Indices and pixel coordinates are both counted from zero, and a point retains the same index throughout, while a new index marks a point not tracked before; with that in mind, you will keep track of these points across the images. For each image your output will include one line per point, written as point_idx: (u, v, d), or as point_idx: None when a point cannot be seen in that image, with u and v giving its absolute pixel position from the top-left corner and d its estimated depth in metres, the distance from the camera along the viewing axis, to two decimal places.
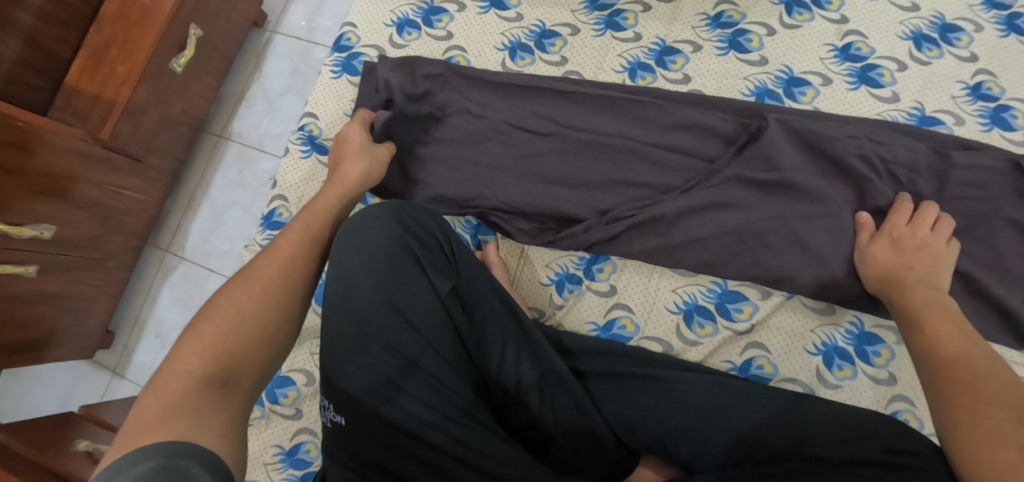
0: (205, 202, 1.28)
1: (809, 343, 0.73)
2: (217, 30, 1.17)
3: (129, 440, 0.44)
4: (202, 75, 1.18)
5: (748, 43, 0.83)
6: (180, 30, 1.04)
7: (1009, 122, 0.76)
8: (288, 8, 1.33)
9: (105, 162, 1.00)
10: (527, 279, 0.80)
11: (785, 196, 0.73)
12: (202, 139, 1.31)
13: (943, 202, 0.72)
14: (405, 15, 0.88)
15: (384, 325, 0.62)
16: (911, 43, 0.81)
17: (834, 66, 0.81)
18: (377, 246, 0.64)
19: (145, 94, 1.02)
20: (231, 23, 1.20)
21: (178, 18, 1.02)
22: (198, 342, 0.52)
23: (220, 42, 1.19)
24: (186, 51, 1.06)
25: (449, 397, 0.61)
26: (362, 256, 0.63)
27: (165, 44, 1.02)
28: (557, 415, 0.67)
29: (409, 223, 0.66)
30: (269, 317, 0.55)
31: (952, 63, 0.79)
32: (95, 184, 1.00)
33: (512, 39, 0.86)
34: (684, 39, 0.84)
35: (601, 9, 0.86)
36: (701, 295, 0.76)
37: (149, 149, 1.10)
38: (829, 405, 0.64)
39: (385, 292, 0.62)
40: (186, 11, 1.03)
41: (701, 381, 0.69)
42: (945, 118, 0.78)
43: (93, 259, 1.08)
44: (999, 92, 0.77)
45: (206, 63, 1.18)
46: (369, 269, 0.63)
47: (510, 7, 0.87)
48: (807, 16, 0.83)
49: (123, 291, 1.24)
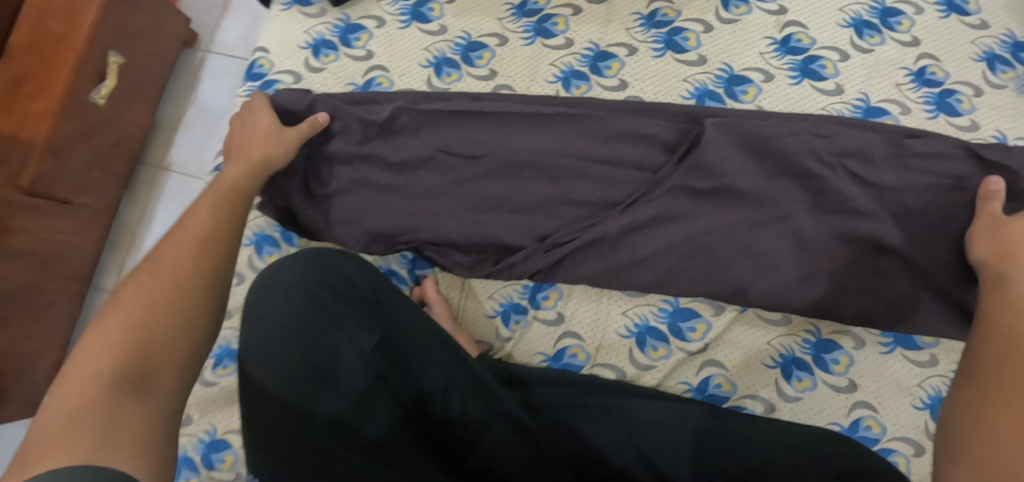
0: (148, 238, 1.19)
1: (767, 356, 0.71)
2: (142, 53, 1.07)
3: (29, 463, 0.39)
4: (132, 103, 1.09)
5: (685, 42, 0.78)
6: (98, 58, 0.96)
7: (955, 107, 0.74)
8: (220, 24, 1.25)
9: (27, 208, 0.92)
10: (472, 312, 0.76)
11: (735, 204, 0.69)
12: (139, 172, 1.21)
13: (902, 191, 0.67)
14: (320, 35, 0.81)
15: (303, 388, 0.58)
16: (852, 30, 0.77)
17: (775, 60, 0.77)
18: (292, 304, 0.61)
19: (66, 129, 0.94)
20: (158, 45, 1.11)
21: (95, 46, 0.94)
22: (105, 339, 0.45)
23: (147, 65, 1.10)
24: (106, 82, 0.98)
25: (379, 456, 0.58)
26: (275, 317, 0.61)
27: (83, 74, 0.94)
28: (511, 459, 0.63)
29: (326, 275, 0.64)
30: (183, 303, 0.48)
31: (895, 49, 0.76)
32: (18, 234, 0.91)
33: (437, 54, 0.80)
34: (618, 42, 0.79)
35: (529, 15, 0.80)
36: (652, 315, 0.72)
37: (77, 189, 1.02)
38: (784, 426, 0.62)
39: (300, 355, 0.60)
40: (104, 35, 0.95)
41: (658, 408, 0.66)
42: (890, 108, 0.75)
43: (32, 313, 0.99)
44: (943, 76, 0.75)
45: (136, 90, 1.09)
46: (284, 332, 0.60)
47: (432, 19, 0.81)
48: (744, 9, 0.79)
49: (70, 341, 1.16)
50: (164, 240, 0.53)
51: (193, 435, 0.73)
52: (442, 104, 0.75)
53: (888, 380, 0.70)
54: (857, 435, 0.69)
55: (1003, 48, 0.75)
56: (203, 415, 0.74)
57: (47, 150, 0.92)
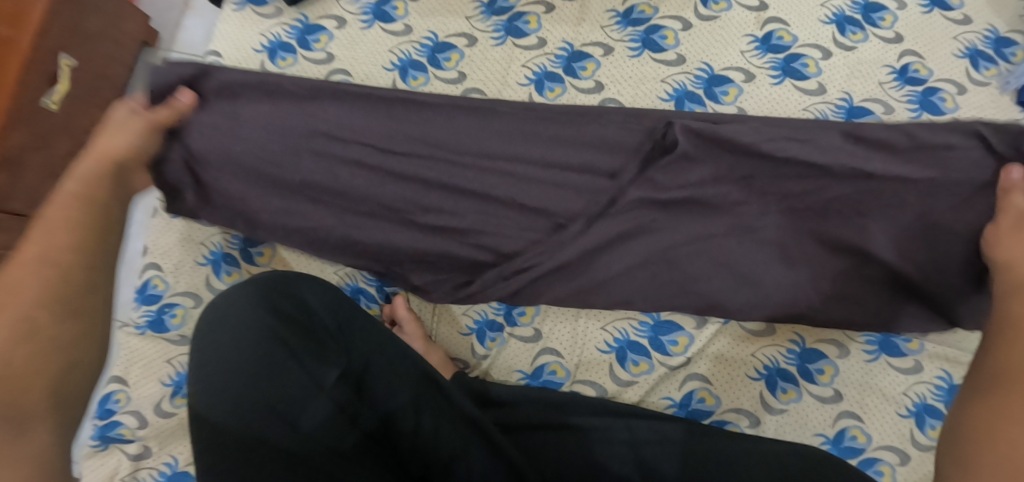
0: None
1: (750, 368, 0.69)
2: (99, 57, 0.97)
3: None
4: (90, 108, 0.98)
5: (663, 40, 0.75)
6: (47, 60, 0.87)
7: (939, 106, 0.72)
8: (182, 21, 1.10)
9: None
10: (446, 329, 0.73)
11: (721, 214, 0.66)
12: None
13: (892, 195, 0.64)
14: (277, 36, 0.76)
15: (262, 427, 0.54)
16: (834, 27, 0.75)
17: (755, 59, 0.74)
18: (244, 336, 0.57)
19: (13, 138, 0.86)
20: (116, 46, 1.00)
21: (43, 49, 0.86)
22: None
23: (107, 68, 1.00)
24: (59, 86, 0.89)
25: None
26: (229, 352, 0.57)
27: (29, 79, 0.85)
28: None
29: (280, 302, 0.61)
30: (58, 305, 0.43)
31: (877, 46, 0.74)
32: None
33: (402, 56, 0.75)
34: (593, 42, 0.75)
35: (499, 13, 0.76)
36: (633, 329, 0.70)
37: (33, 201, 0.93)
38: (767, 447, 0.59)
39: (258, 390, 0.56)
40: (53, 36, 0.87)
41: (641, 427, 0.64)
42: (874, 108, 0.72)
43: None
44: (926, 74, 0.73)
45: (93, 95, 0.98)
46: (239, 367, 0.56)
47: (396, 18, 0.76)
48: (723, 5, 0.75)
49: None
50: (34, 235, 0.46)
51: (153, 469, 0.70)
52: (399, 109, 0.69)
53: (873, 389, 0.68)
54: (842, 446, 0.67)
55: (985, 44, 0.73)
56: (162, 447, 0.71)
57: None
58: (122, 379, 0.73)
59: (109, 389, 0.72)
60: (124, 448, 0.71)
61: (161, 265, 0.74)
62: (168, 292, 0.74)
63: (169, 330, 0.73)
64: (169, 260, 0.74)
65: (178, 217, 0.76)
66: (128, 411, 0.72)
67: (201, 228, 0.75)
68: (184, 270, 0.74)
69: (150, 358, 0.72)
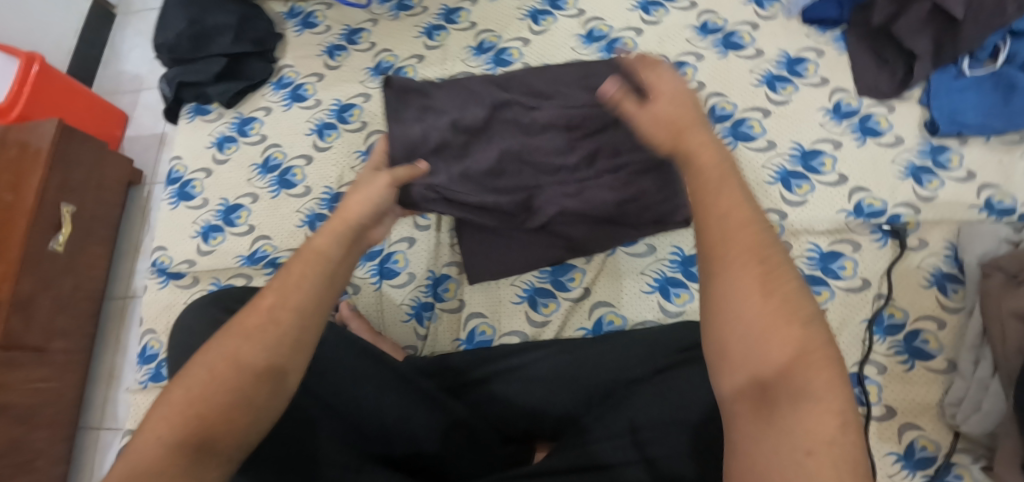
0: (126, 365, 1.19)
1: (644, 284, 0.79)
2: (89, 202, 1.18)
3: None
4: (87, 247, 1.18)
5: (510, 57, 0.90)
6: (51, 211, 1.07)
7: (738, 43, 0.88)
8: (158, 158, 1.34)
9: (8, 362, 0.98)
10: (389, 320, 0.82)
11: (485, 86, 0.80)
12: (106, 305, 1.25)
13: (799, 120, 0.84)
14: (222, 133, 0.91)
15: None
16: (640, 11, 0.92)
17: (584, 50, 0.90)
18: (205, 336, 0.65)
19: (29, 285, 1.03)
20: (101, 191, 1.21)
21: (45, 203, 1.06)
22: (195, 384, 0.47)
23: (98, 210, 1.20)
24: (62, 230, 1.09)
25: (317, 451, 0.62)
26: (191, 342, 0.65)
27: (38, 228, 1.05)
28: (438, 436, 0.69)
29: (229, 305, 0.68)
30: (212, 384, 0.47)
31: (678, 14, 0.91)
32: (2, 391, 0.97)
33: (317, 122, 0.89)
34: (458, 71, 0.90)
35: (384, 72, 0.91)
36: (535, 279, 0.81)
37: (49, 336, 1.07)
38: (640, 333, 0.73)
39: None
40: (52, 193, 1.07)
41: (551, 353, 0.73)
42: (689, 59, 0.88)
43: (16, 464, 1.01)
44: (722, 23, 0.90)
45: (89, 235, 1.19)
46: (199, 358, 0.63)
47: (308, 95, 0.91)
48: (551, 20, 0.93)
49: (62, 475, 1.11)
50: (258, 307, 0.50)
51: None
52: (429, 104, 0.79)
53: None
54: None
55: None
56: None
57: (15, 307, 1.00)
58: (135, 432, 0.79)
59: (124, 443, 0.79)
60: None
61: (155, 329, 0.83)
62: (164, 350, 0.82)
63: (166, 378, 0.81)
64: (159, 323, 0.83)
65: (163, 287, 0.85)
66: None
67: (183, 292, 0.84)
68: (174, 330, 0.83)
69: None
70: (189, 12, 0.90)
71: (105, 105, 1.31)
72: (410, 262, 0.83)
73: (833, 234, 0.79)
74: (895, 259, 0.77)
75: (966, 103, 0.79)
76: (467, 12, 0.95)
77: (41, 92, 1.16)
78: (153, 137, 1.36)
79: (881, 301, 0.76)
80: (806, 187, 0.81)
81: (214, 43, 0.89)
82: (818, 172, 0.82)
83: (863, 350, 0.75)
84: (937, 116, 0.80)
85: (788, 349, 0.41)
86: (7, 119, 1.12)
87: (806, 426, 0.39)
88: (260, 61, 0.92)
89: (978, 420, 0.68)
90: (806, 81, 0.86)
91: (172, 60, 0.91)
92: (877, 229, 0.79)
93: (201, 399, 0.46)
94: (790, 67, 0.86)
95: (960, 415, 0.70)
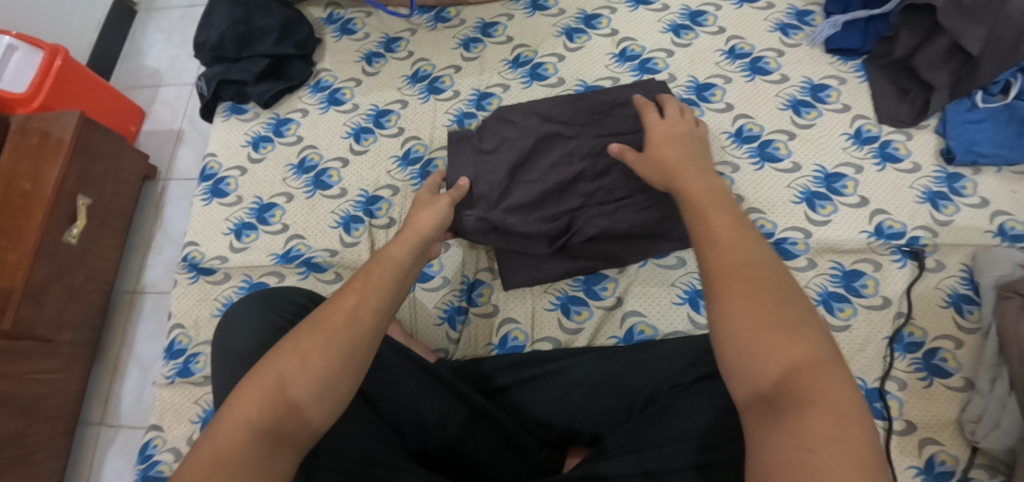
0: (132, 361, 1.15)
1: (675, 295, 0.81)
2: (106, 193, 1.14)
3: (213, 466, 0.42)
4: (101, 239, 1.14)
5: (545, 71, 0.94)
6: (68, 203, 1.04)
7: (765, 68, 0.92)
8: (176, 153, 1.32)
9: (16, 353, 0.94)
10: (421, 323, 0.83)
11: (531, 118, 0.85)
12: (115, 299, 1.21)
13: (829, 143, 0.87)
14: (257, 132, 0.93)
15: None
16: (671, 33, 0.96)
17: (618, 68, 0.93)
18: (252, 332, 0.66)
19: (43, 273, 0.99)
20: (119, 183, 1.18)
21: (64, 192, 1.02)
22: (278, 373, 0.47)
23: (113, 203, 1.16)
24: (77, 222, 1.05)
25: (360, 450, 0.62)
26: (239, 338, 0.66)
27: (55, 218, 1.01)
28: (477, 439, 0.69)
29: (281, 307, 0.70)
30: (298, 372, 0.47)
31: (707, 38, 0.95)
32: (9, 382, 0.93)
33: (354, 125, 0.91)
34: (494, 83, 0.93)
35: (421, 80, 0.94)
36: (569, 287, 0.83)
37: (58, 327, 1.03)
38: (677, 342, 0.74)
39: None
40: (70, 184, 1.04)
41: (589, 361, 0.75)
42: (717, 81, 0.92)
43: (17, 456, 0.95)
44: (750, 48, 0.94)
45: (103, 227, 1.14)
46: (246, 354, 0.64)
47: (345, 100, 0.93)
48: (585, 38, 0.96)
49: (61, 475, 1.06)
50: (343, 303, 0.51)
51: None
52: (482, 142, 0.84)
53: None
54: None
55: (789, 17, 0.96)
56: None
57: (27, 296, 0.96)
58: (159, 426, 0.78)
59: (147, 437, 0.77)
60: None
61: (184, 323, 0.83)
62: (193, 345, 0.82)
63: (195, 373, 0.80)
64: (189, 317, 0.83)
65: (194, 282, 0.85)
66: (167, 449, 0.76)
67: (216, 287, 0.84)
68: (205, 324, 0.82)
69: (180, 401, 0.78)
70: (234, 13, 0.92)
71: (123, 99, 1.30)
72: (444, 267, 0.85)
73: (856, 253, 0.82)
74: (914, 279, 0.80)
75: (980, 135, 0.84)
76: (503, 26, 0.98)
77: (65, 82, 1.14)
78: (170, 133, 1.34)
79: (901, 319, 0.79)
80: (830, 207, 0.84)
81: (258, 45, 0.93)
82: (841, 194, 0.85)
83: (885, 365, 0.77)
84: (953, 145, 0.84)
85: (799, 351, 0.44)
86: (28, 109, 1.09)
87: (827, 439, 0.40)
88: (301, 63, 0.95)
89: (998, 435, 0.70)
90: (829, 107, 0.89)
91: (213, 58, 0.94)
92: (897, 249, 0.82)
93: (271, 392, 0.46)
94: (814, 92, 0.90)
95: (979, 431, 0.72)
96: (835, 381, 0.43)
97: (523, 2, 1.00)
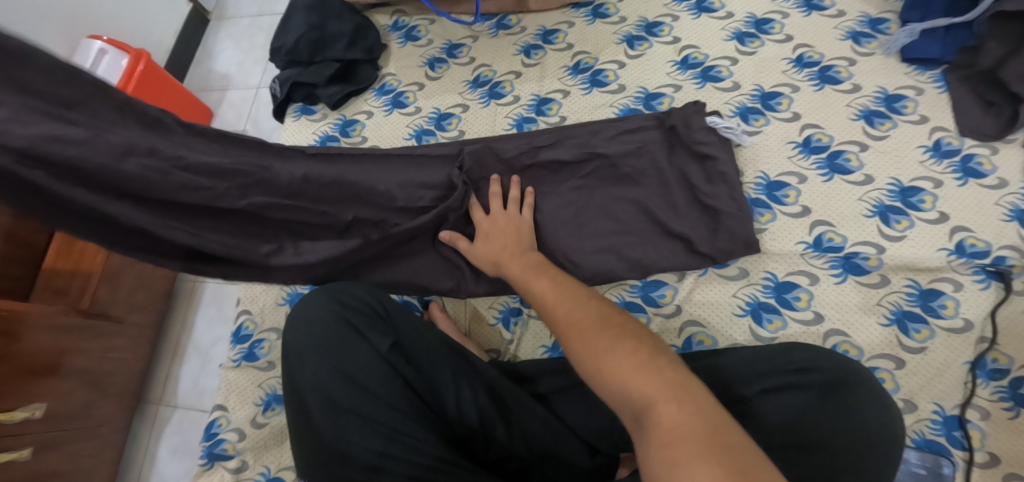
0: (190, 346, 1.19)
1: (735, 307, 0.79)
2: None
3: None
4: None
5: (605, 78, 0.93)
6: None
7: (835, 76, 0.89)
8: None
9: (91, 332, 0.97)
10: (475, 325, 0.85)
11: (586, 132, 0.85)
12: (177, 286, 1.26)
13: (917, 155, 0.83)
14: (325, 132, 0.96)
15: (340, 395, 0.65)
16: (735, 41, 0.94)
17: (680, 75, 0.92)
18: (321, 326, 0.70)
19: (118, 258, 1.04)
20: None
21: None
22: None
23: None
24: None
25: (416, 446, 0.62)
26: (310, 331, 0.70)
27: None
28: (530, 441, 0.68)
29: (346, 304, 0.72)
30: None
31: (773, 46, 0.93)
32: (85, 359, 0.96)
33: (417, 128, 0.94)
34: (554, 89, 0.94)
35: (482, 85, 0.96)
36: (626, 293, 0.83)
37: (128, 308, 1.08)
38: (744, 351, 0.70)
39: (335, 367, 0.67)
40: None
41: None
42: (784, 90, 0.90)
43: (85, 428, 0.99)
44: (819, 57, 0.91)
45: None
46: (317, 349, 0.68)
47: (408, 103, 0.96)
48: (647, 45, 0.95)
49: (120, 454, 1.11)
50: None
51: (252, 479, 0.77)
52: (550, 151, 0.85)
53: (850, 307, 0.77)
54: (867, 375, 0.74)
55: (861, 26, 0.92)
56: (258, 459, 0.79)
57: (103, 278, 1.01)
58: (224, 406, 0.83)
59: (214, 416, 0.82)
60: (226, 464, 0.79)
61: (250, 309, 0.89)
62: (258, 330, 0.87)
63: (259, 358, 0.85)
64: (256, 304, 0.89)
65: None
66: (231, 428, 0.81)
67: None
68: (268, 312, 0.89)
69: (244, 384, 0.83)
70: (309, 20, 0.97)
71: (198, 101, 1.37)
72: None
73: (933, 272, 0.77)
74: (999, 302, 0.74)
75: None
76: (564, 33, 0.98)
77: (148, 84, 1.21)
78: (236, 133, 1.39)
79: (984, 344, 0.73)
80: (905, 222, 0.80)
81: (330, 50, 0.96)
82: (918, 208, 0.81)
83: (966, 392, 0.72)
84: None
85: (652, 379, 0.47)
86: None
87: (682, 431, 0.44)
88: (368, 68, 0.98)
89: None
90: (905, 118, 0.86)
91: (288, 62, 0.98)
92: (980, 270, 0.76)
93: None
94: (888, 103, 0.87)
95: None
96: (696, 394, 0.46)
97: (584, 10, 1.00)
